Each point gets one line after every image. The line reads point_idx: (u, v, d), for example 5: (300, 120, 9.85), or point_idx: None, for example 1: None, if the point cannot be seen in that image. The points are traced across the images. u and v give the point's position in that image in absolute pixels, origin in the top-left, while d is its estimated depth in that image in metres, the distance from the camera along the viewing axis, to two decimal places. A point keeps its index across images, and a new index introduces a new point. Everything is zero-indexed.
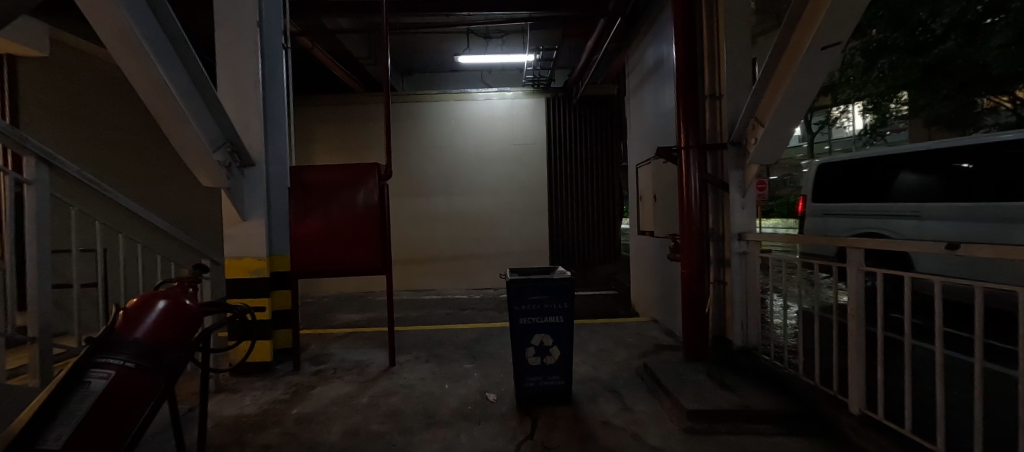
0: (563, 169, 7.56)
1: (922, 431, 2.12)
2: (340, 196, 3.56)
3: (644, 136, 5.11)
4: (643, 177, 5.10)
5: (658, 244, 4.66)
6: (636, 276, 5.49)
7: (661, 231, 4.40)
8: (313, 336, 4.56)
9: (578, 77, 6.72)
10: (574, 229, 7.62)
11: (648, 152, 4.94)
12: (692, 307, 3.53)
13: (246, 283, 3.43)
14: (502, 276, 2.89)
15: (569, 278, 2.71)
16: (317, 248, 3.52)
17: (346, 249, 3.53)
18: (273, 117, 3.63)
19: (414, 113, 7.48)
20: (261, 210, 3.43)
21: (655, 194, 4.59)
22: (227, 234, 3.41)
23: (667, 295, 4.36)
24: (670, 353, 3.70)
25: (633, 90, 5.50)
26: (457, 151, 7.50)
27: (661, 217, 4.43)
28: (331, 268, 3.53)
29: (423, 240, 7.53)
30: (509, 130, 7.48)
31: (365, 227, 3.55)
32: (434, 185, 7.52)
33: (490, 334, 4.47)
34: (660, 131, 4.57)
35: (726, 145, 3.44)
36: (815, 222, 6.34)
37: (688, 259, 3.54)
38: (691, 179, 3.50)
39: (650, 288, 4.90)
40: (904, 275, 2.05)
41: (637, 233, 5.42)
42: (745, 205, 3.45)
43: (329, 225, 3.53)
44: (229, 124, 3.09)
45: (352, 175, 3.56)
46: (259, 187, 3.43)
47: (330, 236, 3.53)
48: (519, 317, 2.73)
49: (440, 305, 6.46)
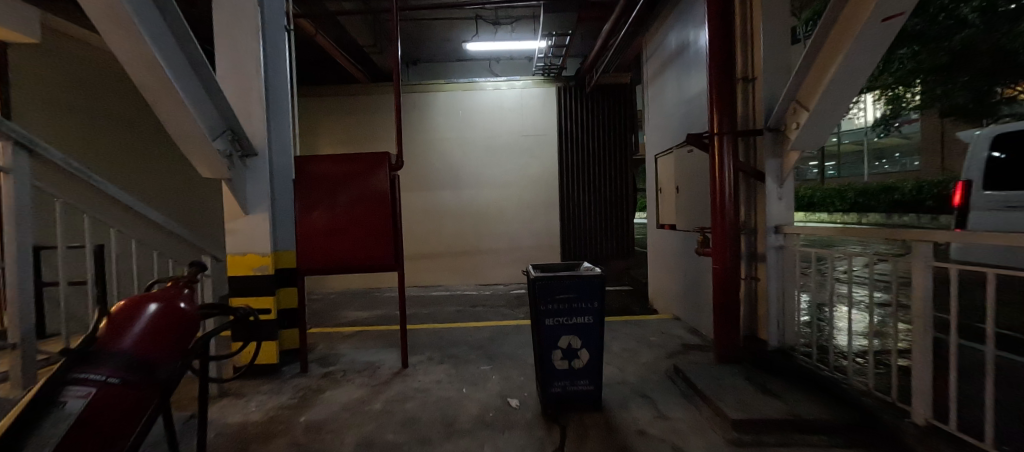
0: (574, 160, 7.30)
1: (1005, 446, 1.89)
2: (349, 188, 3.34)
3: (666, 126, 4.83)
4: (664, 168, 4.85)
5: (680, 238, 4.44)
6: (655, 271, 5.27)
7: (687, 225, 4.16)
8: (319, 335, 4.36)
9: (590, 65, 6.48)
10: (587, 222, 7.38)
11: (670, 143, 4.66)
12: (724, 307, 3.27)
13: (250, 281, 3.22)
14: (524, 273, 2.68)
15: (603, 275, 2.47)
16: (325, 243, 3.32)
17: (356, 245, 3.32)
18: (276, 104, 3.42)
19: (420, 104, 7.24)
20: (265, 204, 3.20)
21: (679, 184, 4.35)
22: (228, 229, 3.19)
23: (692, 291, 4.14)
24: (699, 353, 3.48)
25: (652, 77, 5.27)
26: (466, 142, 7.27)
27: (686, 211, 4.19)
28: (339, 264, 3.33)
29: (431, 235, 7.33)
30: (519, 120, 7.23)
31: (376, 222, 3.33)
32: (442, 178, 7.30)
33: (505, 332, 4.27)
34: (684, 120, 4.29)
35: (761, 131, 3.20)
36: (979, 217, 4.75)
37: (719, 255, 3.28)
38: (725, 169, 3.20)
39: (672, 284, 4.67)
40: (986, 272, 1.81)
41: (656, 228, 5.18)
42: (782, 195, 3.22)
43: (338, 219, 3.33)
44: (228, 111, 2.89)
45: (363, 167, 3.34)
46: (262, 178, 3.19)
47: (339, 232, 3.32)
48: (545, 318, 2.50)
49: (450, 302, 6.27)
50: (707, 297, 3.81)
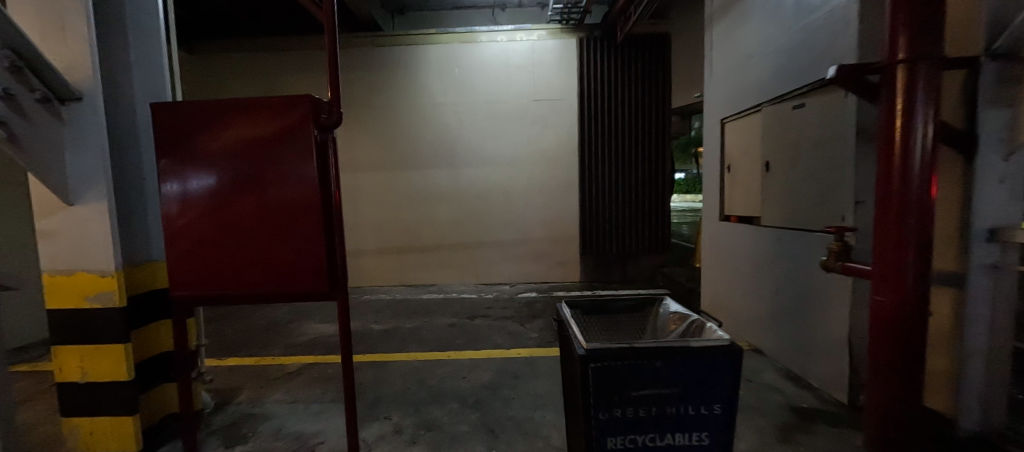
0: (599, 131, 5.84)
1: None
2: (252, 161, 1.95)
3: (739, 78, 3.39)
4: (740, 138, 3.44)
5: (767, 238, 3.06)
6: (713, 277, 3.93)
7: (792, 218, 2.77)
8: (254, 371, 3.10)
9: (623, 6, 4.93)
10: (613, 208, 5.99)
11: (751, 99, 3.21)
12: (898, 366, 1.86)
13: (84, 318, 1.89)
14: (568, 331, 1.33)
15: (739, 350, 1.13)
16: (216, 252, 2.00)
17: (267, 256, 1.98)
18: (135, 24, 2.10)
19: (407, 61, 5.80)
20: (98, 188, 1.84)
21: (773, 160, 2.95)
22: (42, 231, 1.86)
23: (794, 318, 2.78)
24: (829, 434, 2.16)
25: (718, 12, 3.77)
26: (463, 110, 5.83)
27: (789, 199, 2.79)
28: (240, 288, 2.01)
29: (422, 224, 6.03)
30: (529, 80, 5.76)
31: (298, 219, 1.96)
32: (434, 154, 5.91)
33: (513, 372, 2.97)
34: (780, 60, 2.83)
35: (979, 62, 1.80)
36: None
37: (891, 281, 1.84)
38: (914, 124, 1.76)
39: (749, 301, 3.33)
40: None
41: (720, 220, 3.78)
42: (1006, 175, 1.85)
43: (237, 214, 1.98)
44: (24, 34, 1.50)
45: (272, 125, 1.92)
46: (93, 141, 1.83)
47: (239, 235, 1.98)
48: (608, 439, 1.16)
49: (442, 309, 4.98)
50: (832, 332, 2.44)
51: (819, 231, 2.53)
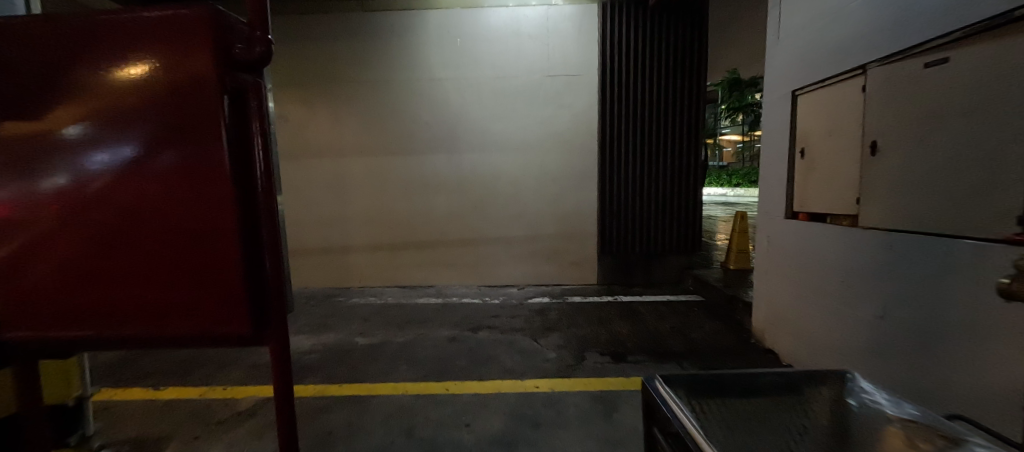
0: (622, 112, 5.08)
1: None
2: (111, 119, 1.10)
3: (825, 36, 2.62)
4: (821, 115, 2.70)
5: (866, 244, 2.33)
6: (773, 288, 3.21)
7: (914, 219, 2.04)
8: (193, 411, 2.39)
9: None
10: (638, 201, 5.24)
11: (846, 62, 2.44)
12: None
13: None
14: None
15: None
16: (65, 269, 1.18)
17: (150, 276, 1.17)
18: None
19: (401, 28, 4.99)
20: None
21: (884, 140, 2.20)
22: None
23: (915, 355, 2.05)
24: None
25: None
26: (467, 86, 5.05)
27: (911, 194, 2.06)
28: (107, 322, 1.21)
29: (418, 217, 5.29)
30: (542, 52, 4.97)
31: (191, 213, 1.12)
32: (432, 137, 5.14)
33: (529, 419, 2.25)
34: (906, 1, 2.05)
35: None
36: None
37: None
38: None
39: (830, 323, 2.61)
40: None
41: (787, 219, 3.04)
42: None
43: (93, 211, 1.14)
44: None
45: (144, 55, 1.07)
46: None
47: (101, 246, 1.16)
48: None
49: (441, 318, 4.26)
50: (991, 384, 1.71)
51: (971, 238, 1.78)
